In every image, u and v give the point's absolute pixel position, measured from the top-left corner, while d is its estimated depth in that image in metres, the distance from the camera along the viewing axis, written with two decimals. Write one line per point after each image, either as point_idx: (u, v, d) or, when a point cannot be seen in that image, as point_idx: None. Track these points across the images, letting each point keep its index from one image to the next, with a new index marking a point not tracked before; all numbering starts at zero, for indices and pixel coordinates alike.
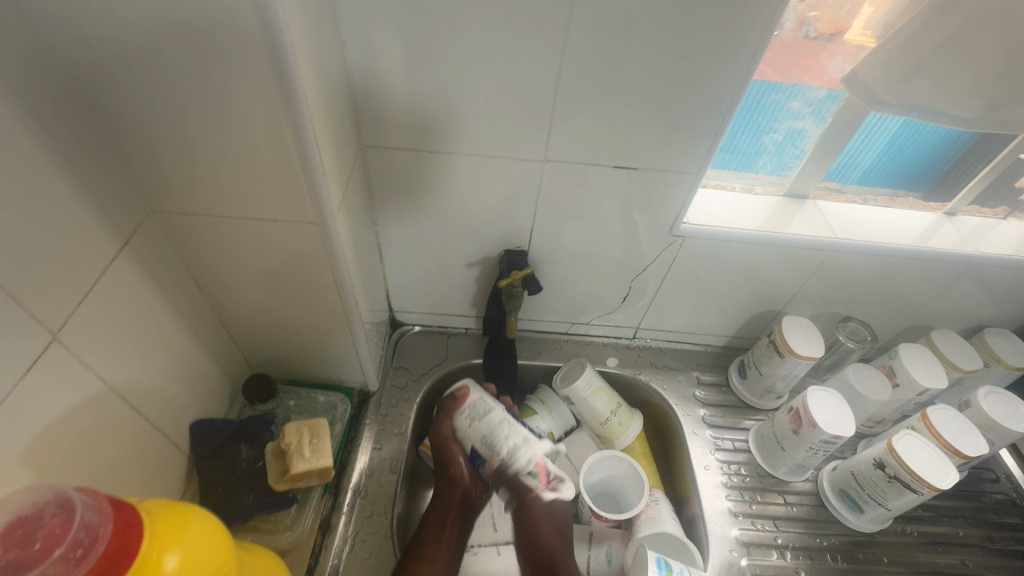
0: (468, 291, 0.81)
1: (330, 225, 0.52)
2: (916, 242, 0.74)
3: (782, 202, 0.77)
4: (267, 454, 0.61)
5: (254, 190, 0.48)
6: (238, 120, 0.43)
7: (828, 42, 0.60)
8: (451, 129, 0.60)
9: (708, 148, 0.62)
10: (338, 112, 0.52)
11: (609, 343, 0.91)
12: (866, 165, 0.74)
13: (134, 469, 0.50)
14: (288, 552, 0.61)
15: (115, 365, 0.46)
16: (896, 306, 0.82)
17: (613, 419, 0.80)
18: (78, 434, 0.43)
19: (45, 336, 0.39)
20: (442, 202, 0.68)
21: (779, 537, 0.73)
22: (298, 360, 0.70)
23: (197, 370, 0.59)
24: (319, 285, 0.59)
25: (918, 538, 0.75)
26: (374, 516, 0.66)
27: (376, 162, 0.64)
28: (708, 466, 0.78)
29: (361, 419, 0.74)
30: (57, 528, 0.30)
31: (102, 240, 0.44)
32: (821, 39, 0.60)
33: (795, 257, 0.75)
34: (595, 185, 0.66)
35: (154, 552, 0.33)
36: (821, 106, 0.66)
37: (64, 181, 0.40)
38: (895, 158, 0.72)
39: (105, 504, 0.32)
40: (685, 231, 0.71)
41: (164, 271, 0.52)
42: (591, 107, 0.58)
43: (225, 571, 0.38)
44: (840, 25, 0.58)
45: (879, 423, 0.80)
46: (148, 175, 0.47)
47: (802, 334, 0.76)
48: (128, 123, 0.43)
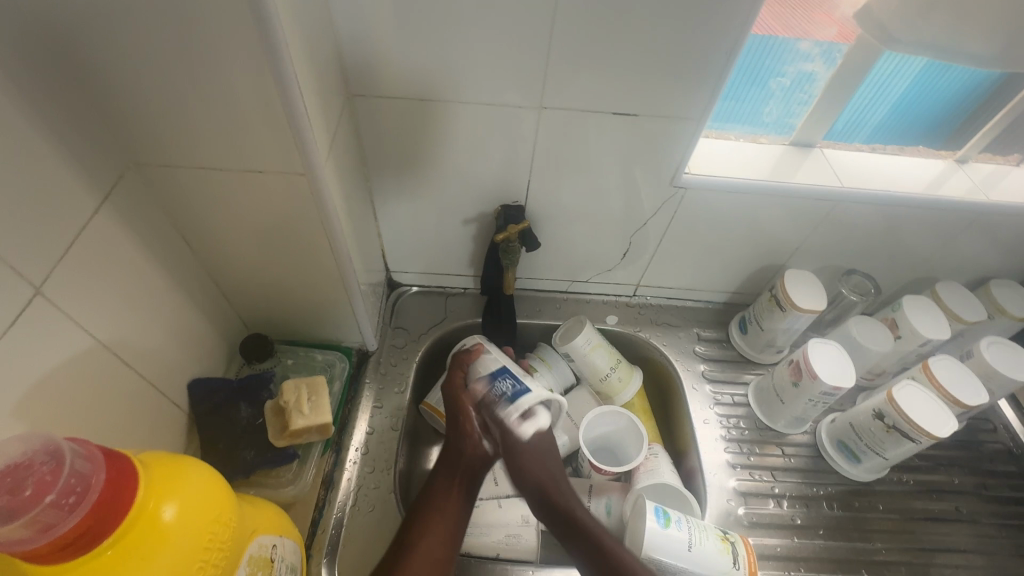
0: (465, 250, 0.80)
1: (318, 176, 0.50)
2: (925, 191, 0.71)
3: (788, 150, 0.74)
4: (267, 411, 0.61)
5: (236, 139, 0.46)
6: (213, 61, 0.40)
7: None
8: (442, 75, 0.57)
9: (713, 92, 0.59)
10: (322, 57, 0.49)
11: (608, 301, 0.90)
12: (874, 123, 0.74)
13: (133, 426, 0.50)
14: (292, 506, 0.62)
15: (103, 321, 0.45)
16: (901, 258, 0.80)
17: (613, 375, 0.80)
18: (70, 389, 0.42)
19: (27, 291, 0.38)
20: (436, 155, 0.66)
21: (776, 486, 0.73)
22: (295, 319, 0.69)
23: (190, 330, 0.59)
24: (310, 241, 0.57)
25: (913, 486, 0.76)
26: (376, 472, 0.67)
27: (365, 113, 0.61)
28: (708, 421, 0.79)
29: (361, 378, 0.74)
30: (47, 475, 0.30)
31: (80, 192, 0.42)
32: None
33: (800, 208, 0.73)
34: (594, 135, 0.63)
35: (150, 501, 0.34)
36: (830, 48, 0.64)
37: (35, 130, 0.38)
38: (904, 114, 0.72)
39: (97, 454, 0.32)
40: (688, 181, 0.69)
41: (149, 227, 0.51)
42: (591, 49, 0.55)
43: (226, 520, 0.38)
44: None
45: (880, 376, 0.80)
46: (123, 123, 0.44)
47: (804, 286, 0.75)
48: (100, 69, 0.40)
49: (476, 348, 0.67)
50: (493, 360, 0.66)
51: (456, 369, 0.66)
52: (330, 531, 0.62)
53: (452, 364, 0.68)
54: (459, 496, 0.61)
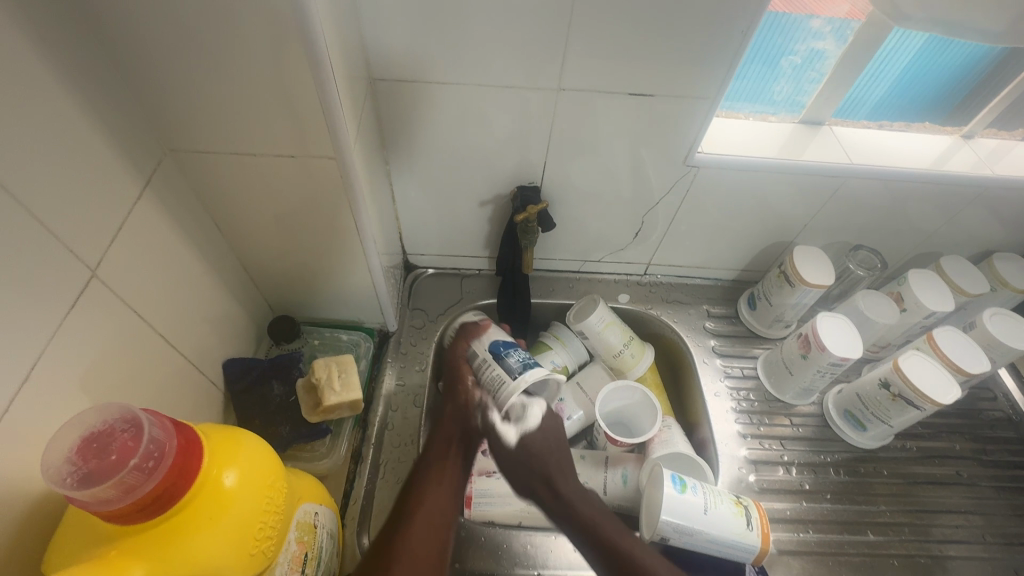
0: (481, 231, 0.81)
1: (347, 161, 0.51)
2: (933, 167, 0.73)
3: (798, 128, 0.75)
4: (299, 389, 0.63)
5: (269, 124, 0.48)
6: (248, 45, 0.41)
7: None
8: (462, 57, 0.58)
9: (729, 71, 0.60)
10: (349, 42, 0.50)
11: (620, 280, 0.92)
12: (875, 99, 0.75)
13: (176, 403, 0.52)
14: (326, 478, 0.65)
15: (148, 303, 0.47)
16: (908, 233, 0.82)
17: (625, 351, 0.83)
18: (122, 368, 0.44)
19: (84, 273, 0.40)
20: (454, 137, 0.67)
21: (785, 454, 0.76)
22: (319, 301, 0.71)
23: (222, 311, 0.61)
24: (337, 224, 0.59)
25: (916, 453, 0.79)
26: (402, 446, 0.70)
27: (386, 97, 0.62)
28: (718, 393, 0.81)
29: (383, 357, 0.77)
30: (128, 442, 0.32)
31: (124, 177, 0.44)
32: None
33: (810, 185, 0.74)
34: (611, 116, 0.64)
35: (213, 470, 0.36)
36: (842, 25, 0.65)
37: (84, 117, 0.39)
38: (905, 91, 0.74)
39: (169, 422, 0.34)
40: (701, 160, 0.70)
41: (184, 211, 0.52)
42: (611, 30, 0.55)
43: (278, 486, 0.41)
44: None
45: (885, 348, 0.82)
46: (160, 109, 0.46)
47: (813, 261, 0.77)
48: (141, 57, 0.42)
49: (484, 323, 0.70)
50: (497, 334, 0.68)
51: (460, 341, 0.69)
52: (360, 502, 0.65)
53: (457, 337, 0.70)
54: (455, 464, 0.63)
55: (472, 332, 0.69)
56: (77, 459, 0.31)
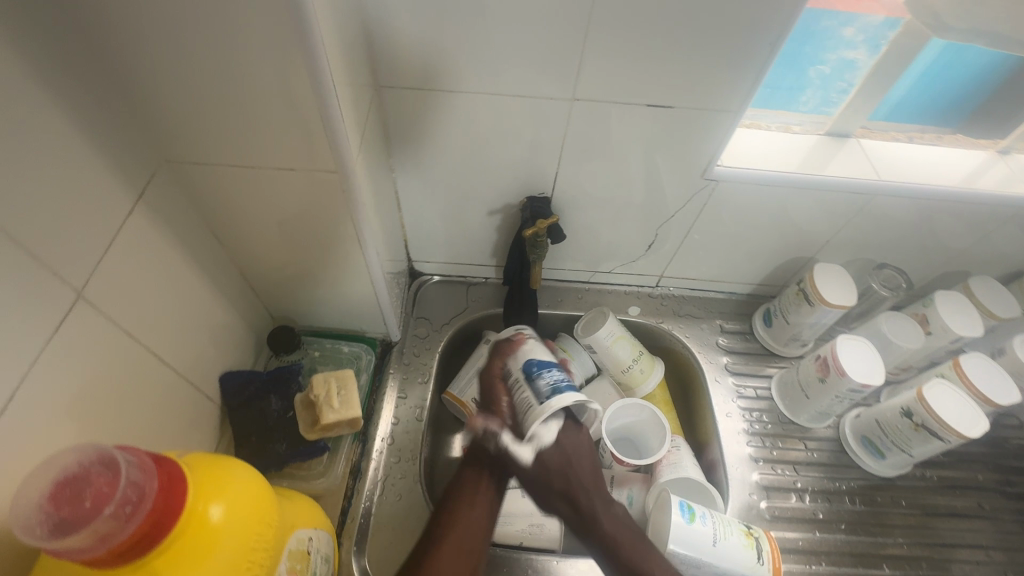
0: (488, 240, 0.79)
1: (349, 174, 0.49)
2: (965, 185, 0.69)
3: (823, 140, 0.71)
4: (297, 404, 0.62)
5: (266, 135, 0.45)
6: (243, 55, 0.39)
7: None
8: (471, 65, 0.55)
9: (753, 83, 0.56)
10: (354, 50, 0.48)
11: (631, 292, 0.89)
12: (895, 100, 0.70)
13: (170, 420, 0.51)
14: (321, 497, 0.63)
15: (141, 321, 0.46)
16: (935, 252, 0.79)
17: (635, 366, 0.80)
18: (111, 389, 0.43)
19: (69, 295, 0.38)
20: (461, 146, 0.65)
21: (798, 481, 0.74)
22: (321, 311, 0.70)
23: (220, 323, 0.59)
24: (339, 236, 0.57)
25: (936, 482, 0.76)
26: (403, 462, 0.68)
27: (392, 104, 0.60)
28: (730, 414, 0.78)
29: (385, 368, 0.75)
30: (104, 487, 0.30)
31: (116, 191, 0.42)
32: None
33: (834, 201, 0.71)
34: (627, 127, 0.61)
35: (199, 504, 0.34)
36: (877, 33, 0.60)
37: (71, 130, 0.37)
38: (924, 94, 0.69)
39: (148, 462, 0.32)
40: (719, 173, 0.67)
41: (180, 223, 0.51)
42: (629, 39, 0.52)
43: (268, 522, 0.39)
44: None
45: (906, 371, 0.79)
46: (155, 119, 0.44)
47: (834, 281, 0.73)
48: (133, 65, 0.40)
49: (520, 337, 0.67)
50: (533, 349, 0.65)
51: (495, 357, 0.65)
52: (359, 519, 0.63)
53: (494, 351, 0.67)
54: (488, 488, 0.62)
55: (509, 348, 0.66)
56: (48, 506, 0.29)
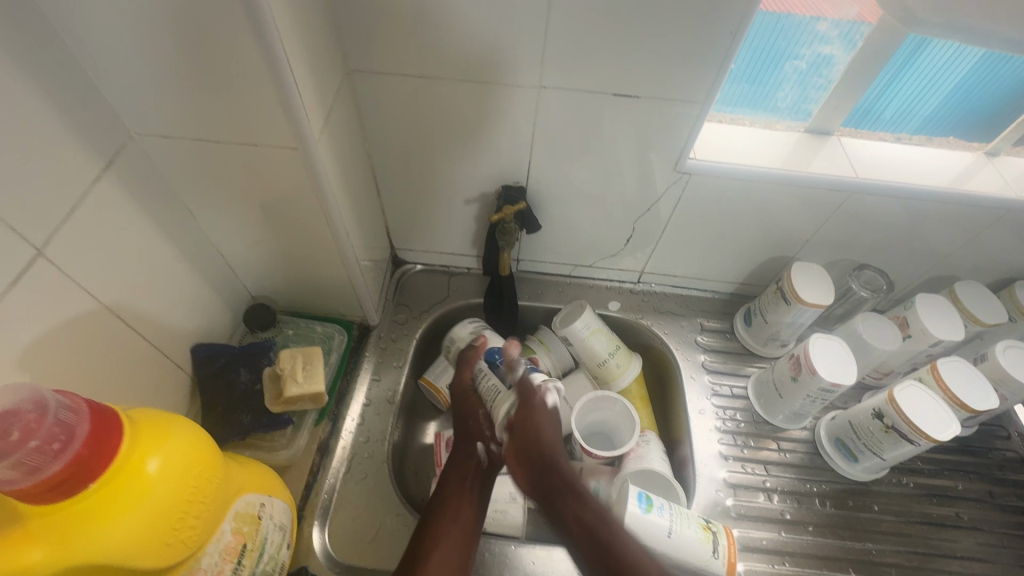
0: (467, 229, 0.80)
1: (313, 152, 0.51)
2: (947, 185, 0.68)
3: (803, 138, 0.71)
4: (264, 378, 0.63)
5: (229, 111, 0.47)
6: (202, 30, 0.41)
7: None
8: (439, 51, 0.57)
9: (718, 74, 0.56)
10: (317, 33, 0.50)
11: (612, 287, 0.89)
12: (925, 113, 0.70)
13: (137, 384, 0.53)
14: (286, 470, 0.65)
15: (108, 286, 0.48)
16: (919, 254, 0.77)
17: (611, 361, 0.80)
18: (73, 348, 0.45)
19: (29, 251, 0.39)
20: (435, 133, 0.66)
21: (768, 480, 0.73)
22: (297, 292, 0.72)
23: (195, 296, 0.61)
24: (309, 215, 0.58)
25: (914, 489, 0.74)
26: (371, 442, 0.69)
27: (365, 89, 0.61)
28: (703, 411, 0.78)
29: (361, 351, 0.77)
30: (32, 422, 0.32)
31: (84, 159, 0.44)
32: None
33: (811, 198, 0.70)
34: (596, 117, 0.62)
35: (134, 453, 0.36)
36: (850, 29, 0.61)
37: (38, 96, 0.39)
38: (958, 104, 0.68)
39: (83, 406, 0.34)
40: (693, 166, 0.67)
41: (153, 196, 0.53)
42: (590, 27, 0.53)
43: (206, 476, 0.40)
44: None
45: (887, 376, 0.77)
46: (125, 93, 0.46)
47: (810, 280, 0.73)
48: (100, 38, 0.42)
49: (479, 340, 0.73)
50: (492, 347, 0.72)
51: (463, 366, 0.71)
52: (323, 495, 0.65)
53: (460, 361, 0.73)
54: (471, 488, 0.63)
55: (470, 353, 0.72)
56: None
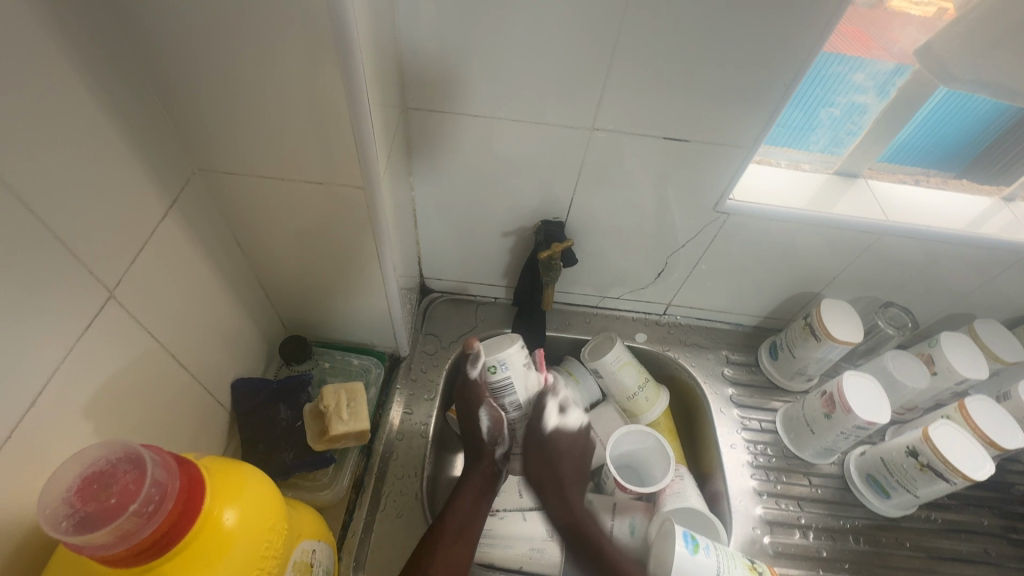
0: (501, 260, 0.80)
1: (375, 190, 0.51)
2: (969, 228, 0.71)
3: (832, 179, 0.73)
4: (306, 415, 0.62)
5: (298, 149, 0.47)
6: (286, 74, 0.41)
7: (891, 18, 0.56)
8: (495, 92, 0.58)
9: (767, 121, 0.58)
10: (386, 73, 0.50)
11: (638, 319, 0.90)
12: (900, 141, 0.70)
13: (183, 423, 0.51)
14: (325, 510, 0.63)
15: (164, 324, 0.47)
16: (940, 293, 0.80)
17: (640, 394, 0.80)
18: (133, 388, 0.44)
19: (102, 293, 0.39)
20: (480, 169, 0.67)
21: (802, 517, 0.73)
22: (333, 323, 0.71)
23: (237, 329, 0.60)
24: (359, 250, 0.58)
25: (941, 525, 0.75)
26: (406, 478, 0.68)
27: (418, 125, 0.62)
28: (734, 445, 0.78)
29: (392, 383, 0.75)
30: (130, 484, 0.31)
31: (152, 197, 0.44)
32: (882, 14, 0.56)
33: (841, 239, 0.72)
34: (643, 158, 0.63)
35: (216, 508, 0.35)
36: (884, 80, 0.62)
37: (116, 137, 0.39)
38: (929, 136, 0.69)
39: (172, 462, 0.33)
40: (731, 207, 0.68)
41: (208, 230, 0.52)
42: (647, 75, 0.55)
43: (278, 528, 0.39)
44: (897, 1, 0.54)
45: (911, 411, 0.79)
46: (194, 130, 0.46)
47: (840, 317, 0.74)
48: (180, 78, 0.42)
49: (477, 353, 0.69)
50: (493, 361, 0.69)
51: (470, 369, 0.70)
52: (359, 534, 0.63)
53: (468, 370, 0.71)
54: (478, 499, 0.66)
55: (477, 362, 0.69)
56: (75, 501, 0.31)
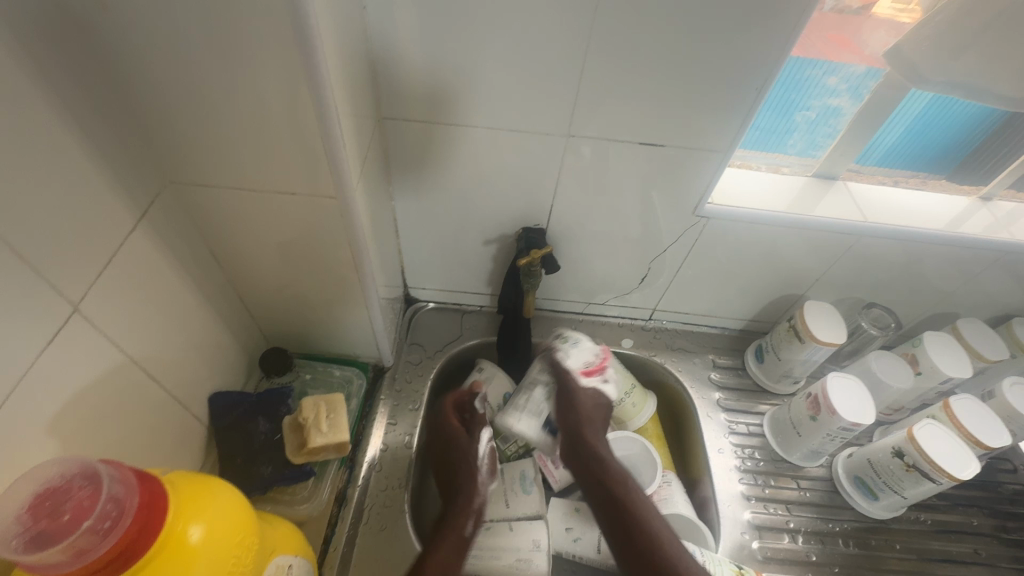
0: (484, 268, 0.80)
1: (349, 200, 0.51)
2: (948, 228, 0.71)
3: (810, 181, 0.74)
4: (285, 428, 0.62)
5: (270, 160, 0.47)
6: (254, 86, 0.42)
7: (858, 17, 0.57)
8: (469, 101, 0.58)
9: (742, 124, 0.59)
10: (357, 83, 0.50)
11: (624, 324, 0.89)
12: (888, 146, 0.71)
13: (156, 438, 0.51)
14: (306, 524, 0.62)
15: (136, 337, 0.47)
16: (923, 293, 0.80)
17: (627, 400, 0.78)
18: (102, 403, 0.43)
19: (66, 308, 0.39)
20: (458, 178, 0.67)
21: (791, 521, 0.73)
22: (314, 335, 0.70)
23: (214, 343, 0.60)
24: (336, 260, 0.58)
25: (931, 526, 0.75)
26: (389, 490, 0.67)
27: (394, 135, 0.62)
28: (722, 450, 0.78)
29: (376, 394, 0.74)
30: (86, 500, 0.31)
31: (120, 211, 0.44)
32: (848, 12, 0.56)
33: (822, 241, 0.72)
34: (620, 163, 0.64)
35: (179, 525, 0.34)
36: (858, 84, 0.63)
37: (81, 153, 0.40)
38: (916, 140, 0.70)
39: (131, 477, 0.33)
40: (709, 211, 0.69)
41: (181, 243, 0.52)
42: (619, 83, 0.56)
43: (248, 543, 0.38)
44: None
45: (898, 411, 0.79)
46: (164, 145, 0.46)
47: (823, 319, 0.74)
48: (147, 92, 0.42)
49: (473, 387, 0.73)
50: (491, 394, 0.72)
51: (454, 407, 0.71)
52: (341, 548, 0.62)
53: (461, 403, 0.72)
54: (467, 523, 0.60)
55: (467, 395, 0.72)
56: (28, 518, 0.30)
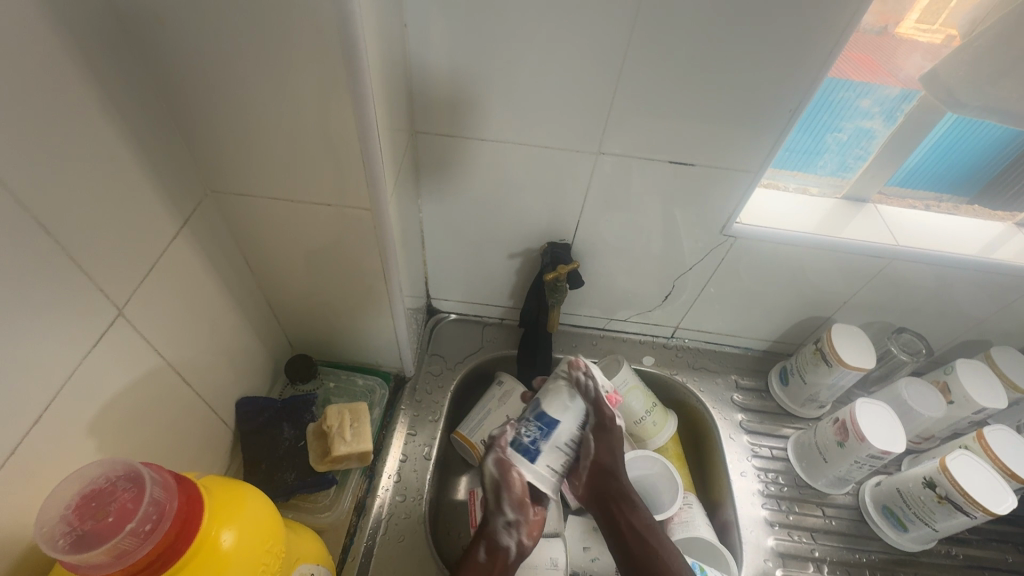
0: (507, 281, 0.80)
1: (382, 212, 0.51)
2: (983, 253, 0.70)
3: (840, 204, 0.73)
4: (309, 435, 0.63)
5: (306, 171, 0.48)
6: (298, 101, 0.43)
7: (877, 35, 0.56)
8: (502, 118, 0.59)
9: (772, 146, 0.59)
10: (396, 98, 0.52)
11: (645, 342, 0.89)
12: (909, 166, 0.70)
13: (186, 440, 0.52)
14: (325, 532, 0.62)
15: (173, 341, 0.48)
16: (955, 319, 0.78)
17: (647, 419, 0.77)
18: (138, 405, 0.44)
19: (112, 311, 0.40)
20: (486, 193, 0.68)
21: (816, 549, 0.71)
22: (339, 343, 0.71)
23: (243, 348, 0.60)
24: (365, 270, 0.58)
25: (963, 561, 0.72)
26: (407, 501, 0.66)
27: (426, 149, 0.63)
28: (744, 473, 0.77)
29: (397, 404, 0.75)
30: (128, 503, 0.32)
31: (164, 219, 0.45)
32: (870, 32, 0.56)
33: (852, 264, 0.71)
34: (649, 181, 0.64)
35: (213, 530, 0.34)
36: (892, 106, 0.62)
37: (133, 163, 0.41)
38: (942, 161, 0.68)
39: (170, 481, 0.34)
40: (737, 230, 0.68)
41: (218, 249, 0.53)
42: (650, 103, 0.56)
43: (276, 551, 0.39)
44: (890, 17, 0.54)
45: (928, 440, 0.77)
46: (207, 153, 0.47)
47: (851, 342, 0.73)
48: (195, 104, 0.43)
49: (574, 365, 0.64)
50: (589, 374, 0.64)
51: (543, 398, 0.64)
52: (360, 559, 0.62)
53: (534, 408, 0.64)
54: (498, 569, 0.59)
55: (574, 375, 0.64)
56: (74, 518, 0.31)
